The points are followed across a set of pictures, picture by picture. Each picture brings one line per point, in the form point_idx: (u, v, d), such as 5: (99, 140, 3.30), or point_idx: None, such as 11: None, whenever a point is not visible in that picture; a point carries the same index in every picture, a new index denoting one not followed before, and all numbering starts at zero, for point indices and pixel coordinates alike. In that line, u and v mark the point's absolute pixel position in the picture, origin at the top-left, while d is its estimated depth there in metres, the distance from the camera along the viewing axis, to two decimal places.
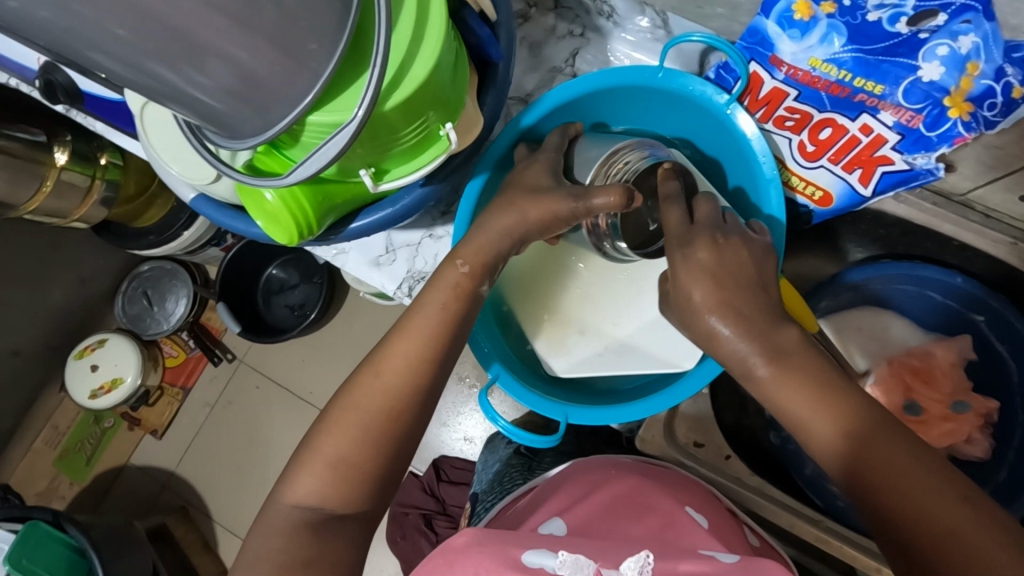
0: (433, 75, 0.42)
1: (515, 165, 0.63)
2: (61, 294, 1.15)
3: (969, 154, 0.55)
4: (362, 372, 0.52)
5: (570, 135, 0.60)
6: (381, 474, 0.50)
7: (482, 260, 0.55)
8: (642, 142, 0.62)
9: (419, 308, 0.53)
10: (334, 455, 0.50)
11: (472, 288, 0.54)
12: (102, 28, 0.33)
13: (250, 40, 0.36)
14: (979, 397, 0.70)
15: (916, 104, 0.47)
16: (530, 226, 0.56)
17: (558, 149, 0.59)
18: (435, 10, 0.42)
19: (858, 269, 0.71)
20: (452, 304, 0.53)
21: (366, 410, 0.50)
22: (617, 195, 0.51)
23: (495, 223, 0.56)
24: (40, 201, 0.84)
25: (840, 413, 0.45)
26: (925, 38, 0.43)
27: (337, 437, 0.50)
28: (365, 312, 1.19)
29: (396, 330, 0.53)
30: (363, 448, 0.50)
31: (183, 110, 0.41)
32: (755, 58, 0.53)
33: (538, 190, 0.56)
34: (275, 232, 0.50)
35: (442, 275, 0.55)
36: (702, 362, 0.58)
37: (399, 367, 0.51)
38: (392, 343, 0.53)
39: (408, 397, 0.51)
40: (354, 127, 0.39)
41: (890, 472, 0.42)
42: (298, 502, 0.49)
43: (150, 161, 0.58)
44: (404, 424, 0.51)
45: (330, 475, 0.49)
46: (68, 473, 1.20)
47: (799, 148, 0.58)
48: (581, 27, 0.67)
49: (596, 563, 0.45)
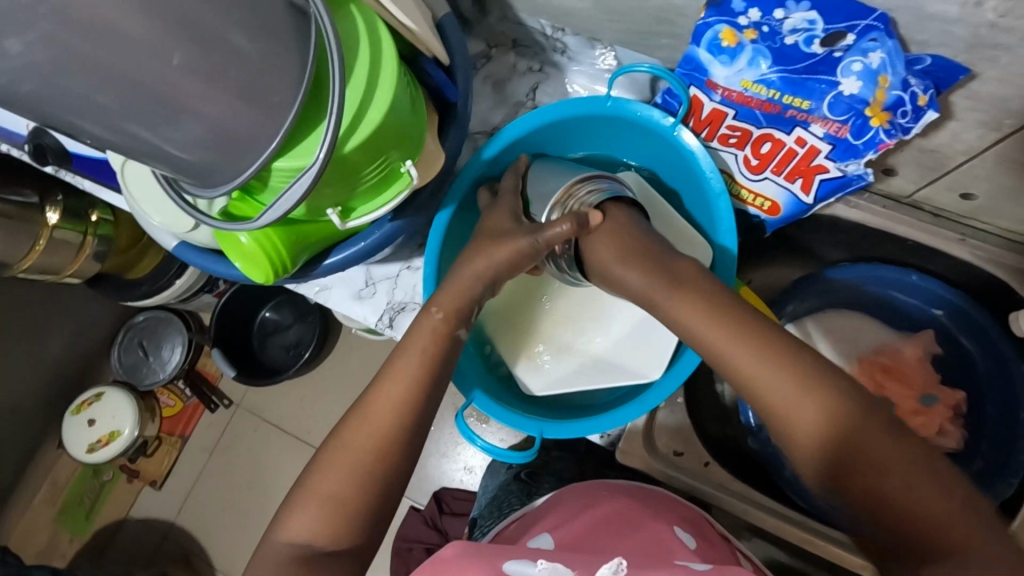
0: (388, 118, 0.46)
1: (479, 209, 0.67)
2: (57, 348, 1.17)
3: (907, 158, 0.59)
4: (350, 419, 0.53)
5: (521, 170, 0.65)
6: (371, 513, 0.50)
7: (455, 304, 0.57)
8: (602, 176, 0.63)
9: (402, 350, 0.55)
10: (324, 493, 0.50)
11: (449, 332, 0.56)
12: (67, 87, 0.36)
13: (214, 98, 0.39)
14: (947, 390, 0.72)
15: (841, 116, 0.51)
16: (498, 267, 0.59)
17: (513, 191, 0.63)
18: (387, 58, 0.46)
19: (840, 266, 0.74)
20: (430, 349, 0.55)
21: (356, 450, 0.51)
22: (568, 225, 0.56)
23: (469, 269, 0.59)
24: (34, 258, 0.88)
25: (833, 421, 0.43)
26: (840, 56, 0.47)
27: (330, 475, 0.50)
28: (358, 348, 1.21)
29: (382, 375, 0.55)
30: (351, 485, 0.50)
31: (162, 164, 0.45)
32: (694, 84, 0.57)
33: (500, 234, 0.59)
34: (251, 271, 0.52)
35: (418, 323, 0.57)
36: (682, 358, 0.61)
37: (384, 411, 0.52)
38: (376, 389, 0.54)
39: (392, 439, 0.52)
40: (316, 170, 0.43)
41: (891, 483, 0.40)
42: (290, 539, 0.49)
43: (135, 214, 0.61)
44: (393, 464, 0.51)
45: (321, 515, 0.49)
46: (68, 527, 1.20)
47: (744, 162, 0.62)
48: (539, 63, 0.73)
49: (573, 570, 0.46)
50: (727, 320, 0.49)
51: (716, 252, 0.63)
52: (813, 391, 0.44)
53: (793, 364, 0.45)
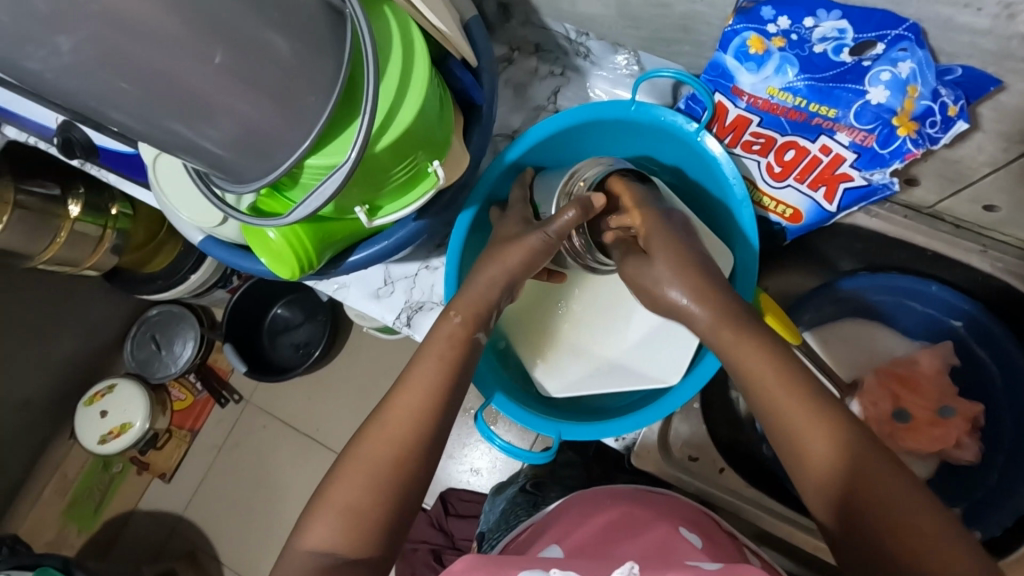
0: (418, 119, 0.47)
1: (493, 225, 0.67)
2: (74, 340, 1.18)
3: (930, 169, 0.59)
4: (369, 428, 0.53)
5: (527, 181, 0.66)
6: (390, 522, 0.50)
7: (474, 311, 0.58)
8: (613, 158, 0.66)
9: (420, 357, 0.55)
10: (343, 503, 0.49)
11: (467, 336, 0.57)
12: (107, 82, 0.36)
13: (251, 96, 0.40)
14: (964, 401, 0.71)
15: (867, 125, 0.51)
16: (512, 271, 0.59)
17: (522, 202, 0.65)
18: (420, 59, 0.47)
19: (854, 278, 0.73)
20: (448, 354, 0.55)
21: (375, 460, 0.51)
22: (575, 210, 0.57)
23: (489, 274, 0.59)
24: (55, 250, 0.89)
25: (837, 454, 0.45)
26: (869, 65, 0.48)
27: (347, 484, 0.50)
28: (369, 348, 1.22)
29: (401, 383, 0.54)
30: (370, 496, 0.50)
31: (195, 159, 0.46)
32: (719, 90, 0.57)
33: (515, 238, 0.60)
34: (277, 267, 0.53)
35: (438, 328, 0.57)
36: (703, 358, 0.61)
37: (402, 418, 0.52)
38: (394, 398, 0.54)
39: (412, 444, 0.51)
40: (348, 169, 0.43)
41: (890, 510, 0.42)
42: (311, 547, 0.48)
43: (162, 209, 0.62)
44: (411, 472, 0.51)
45: (339, 523, 0.49)
46: (76, 522, 1.21)
47: (767, 169, 0.62)
48: (561, 67, 0.73)
49: None
50: (745, 334, 0.51)
51: (738, 258, 0.63)
52: (819, 413, 0.46)
53: (802, 387, 0.47)
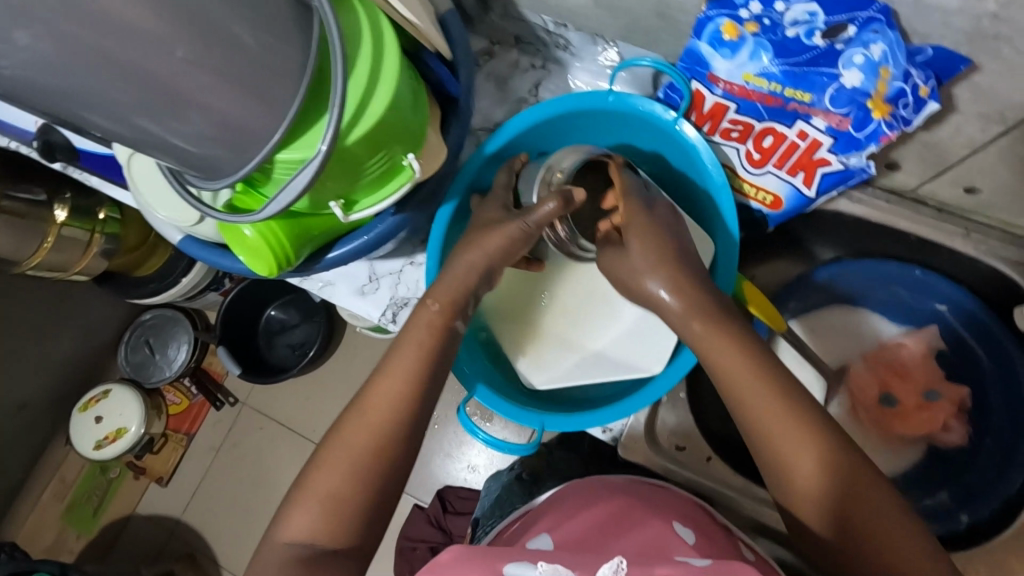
0: (391, 110, 0.46)
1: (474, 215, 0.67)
2: (69, 346, 1.18)
3: (910, 152, 0.59)
4: (347, 416, 0.53)
5: (516, 169, 0.64)
6: (369, 510, 0.50)
7: (451, 296, 0.57)
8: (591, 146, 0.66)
9: (397, 348, 0.55)
10: (324, 491, 0.49)
11: (444, 324, 0.56)
12: (72, 77, 0.36)
13: (220, 90, 0.40)
14: (951, 385, 0.72)
15: (842, 108, 0.51)
16: (491, 255, 0.59)
17: (507, 187, 0.63)
18: (391, 52, 0.47)
19: (827, 267, 0.73)
20: (427, 342, 0.55)
21: (352, 448, 0.51)
22: (556, 201, 0.56)
23: (464, 258, 0.59)
24: (43, 256, 0.89)
25: (815, 447, 0.47)
26: (842, 49, 0.47)
27: (327, 473, 0.50)
28: (362, 348, 1.22)
29: (381, 370, 0.54)
30: (350, 484, 0.50)
31: (168, 156, 0.45)
32: (696, 78, 0.57)
33: (490, 223, 0.60)
34: (255, 263, 0.53)
35: (415, 316, 0.57)
36: (682, 352, 0.61)
37: (383, 407, 0.52)
38: (373, 387, 0.53)
39: (392, 435, 0.51)
40: (319, 161, 0.43)
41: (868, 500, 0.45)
42: (291, 539, 0.49)
43: (140, 209, 0.62)
44: (391, 458, 0.51)
45: (319, 511, 0.49)
46: (75, 526, 1.21)
47: (747, 156, 0.62)
48: (542, 60, 0.73)
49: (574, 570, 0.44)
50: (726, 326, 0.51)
51: (719, 246, 0.63)
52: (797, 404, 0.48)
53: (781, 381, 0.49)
